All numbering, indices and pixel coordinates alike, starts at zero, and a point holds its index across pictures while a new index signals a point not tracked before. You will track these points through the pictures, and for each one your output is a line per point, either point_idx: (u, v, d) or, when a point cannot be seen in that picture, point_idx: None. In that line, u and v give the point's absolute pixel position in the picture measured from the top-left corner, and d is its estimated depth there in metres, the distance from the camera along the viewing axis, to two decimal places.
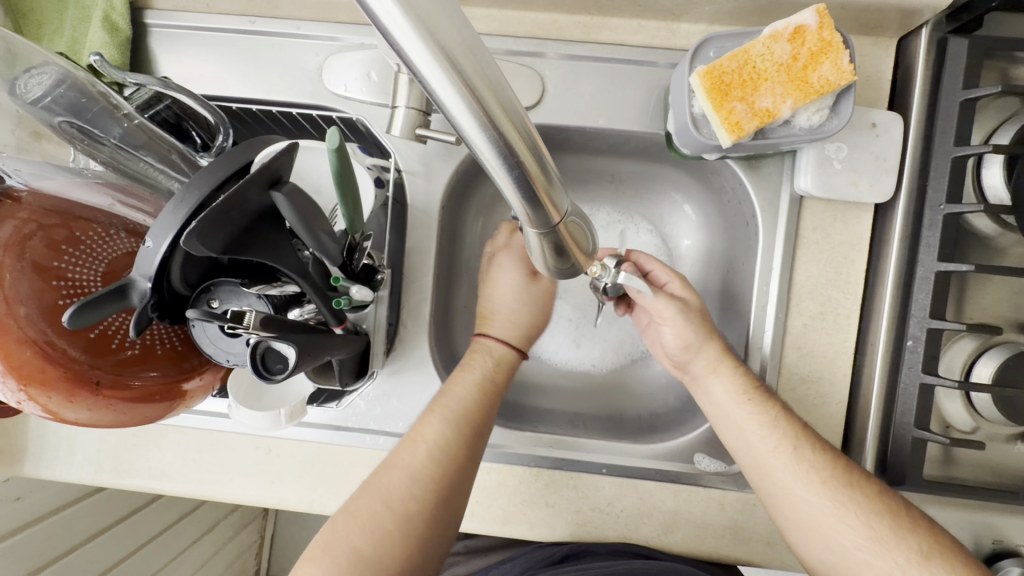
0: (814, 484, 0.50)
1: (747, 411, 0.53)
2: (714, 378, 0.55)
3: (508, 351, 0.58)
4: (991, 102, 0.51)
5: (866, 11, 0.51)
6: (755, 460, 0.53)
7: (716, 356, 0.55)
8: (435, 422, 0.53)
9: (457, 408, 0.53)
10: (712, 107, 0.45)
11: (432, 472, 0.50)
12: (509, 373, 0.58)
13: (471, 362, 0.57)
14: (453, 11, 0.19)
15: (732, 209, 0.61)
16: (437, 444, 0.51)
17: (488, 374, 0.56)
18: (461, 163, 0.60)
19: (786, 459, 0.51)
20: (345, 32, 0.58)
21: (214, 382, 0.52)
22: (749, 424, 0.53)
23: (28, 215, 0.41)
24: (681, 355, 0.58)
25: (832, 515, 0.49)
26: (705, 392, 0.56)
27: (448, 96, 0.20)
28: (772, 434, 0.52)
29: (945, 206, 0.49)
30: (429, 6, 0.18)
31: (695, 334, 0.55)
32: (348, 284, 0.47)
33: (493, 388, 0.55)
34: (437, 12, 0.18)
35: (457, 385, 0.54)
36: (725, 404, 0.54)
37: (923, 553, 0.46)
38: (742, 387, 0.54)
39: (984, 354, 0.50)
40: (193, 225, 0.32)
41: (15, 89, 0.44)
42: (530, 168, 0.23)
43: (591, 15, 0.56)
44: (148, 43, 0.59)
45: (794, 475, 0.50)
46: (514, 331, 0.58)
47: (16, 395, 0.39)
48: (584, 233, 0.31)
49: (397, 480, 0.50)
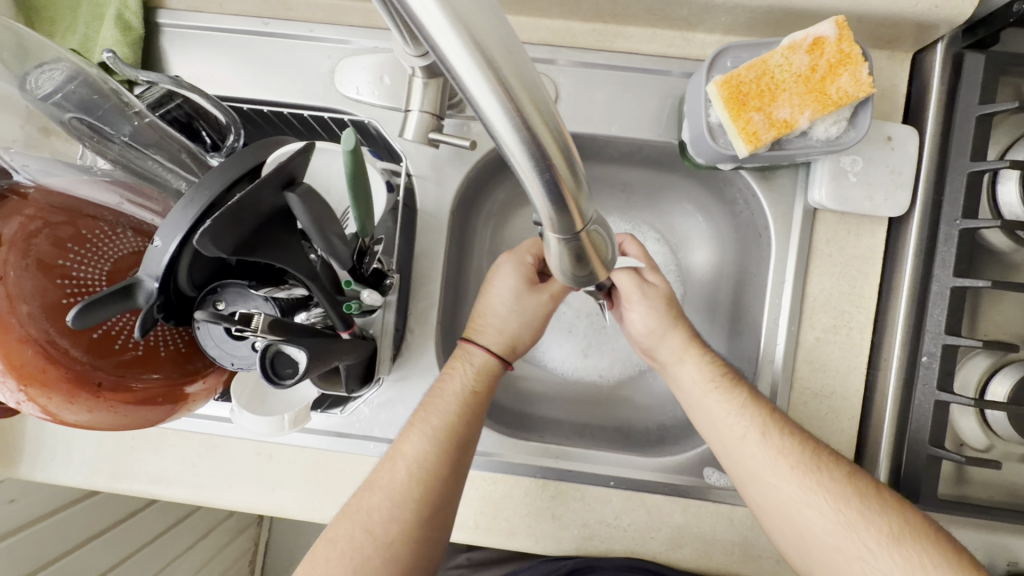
0: (782, 469, 0.49)
1: (715, 399, 0.53)
2: (681, 365, 0.55)
3: (491, 360, 0.55)
4: (1006, 118, 0.51)
5: (882, 25, 0.51)
6: (728, 450, 0.52)
7: (681, 344, 0.56)
8: (414, 439, 0.52)
9: (436, 423, 0.52)
10: (730, 117, 0.45)
11: (411, 492, 0.49)
12: (492, 383, 0.55)
13: (451, 369, 0.55)
14: (491, 9, 0.18)
15: (743, 219, 0.61)
16: (415, 462, 0.50)
17: (468, 386, 0.54)
18: (473, 168, 0.59)
19: (757, 443, 0.51)
20: (358, 36, 0.58)
21: (217, 385, 0.50)
22: (718, 412, 0.53)
23: (35, 212, 0.41)
24: (648, 341, 0.57)
25: (799, 500, 0.49)
26: (674, 380, 0.56)
27: (482, 94, 0.19)
28: (741, 421, 0.51)
29: (960, 220, 0.48)
30: (466, 2, 0.18)
31: (662, 320, 0.56)
32: (359, 288, 0.46)
33: (474, 398, 0.53)
34: (475, 8, 0.18)
35: (437, 397, 0.53)
36: (694, 393, 0.54)
37: (892, 535, 0.45)
38: (708, 374, 0.54)
39: (998, 371, 0.50)
40: (207, 224, 0.32)
41: (26, 84, 0.43)
42: (561, 172, 0.22)
43: (606, 24, 0.56)
44: (159, 43, 0.59)
45: (760, 461, 0.50)
46: (501, 339, 0.56)
47: (16, 395, 0.39)
48: (605, 242, 0.30)
49: (377, 502, 0.49)
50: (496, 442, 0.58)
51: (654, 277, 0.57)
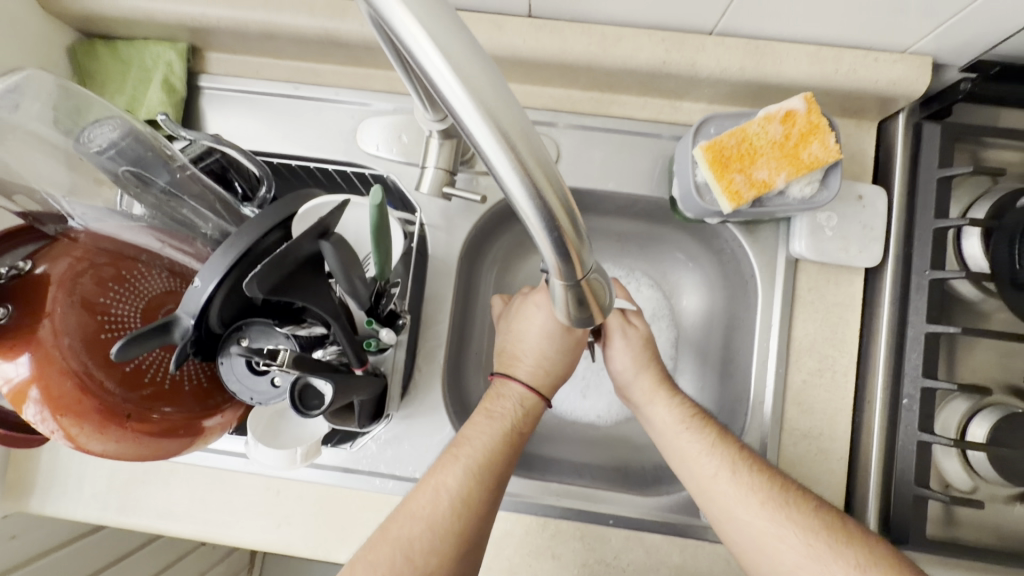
0: (753, 505, 0.51)
1: (686, 438, 0.56)
2: (652, 406, 0.59)
3: (535, 399, 0.58)
4: (965, 180, 0.56)
5: (848, 98, 0.57)
6: (700, 487, 0.54)
7: (652, 385, 0.59)
8: (456, 470, 0.52)
9: (480, 459, 0.53)
10: (714, 177, 0.50)
11: (452, 525, 0.50)
12: (533, 421, 0.58)
13: (494, 406, 0.57)
14: (515, 106, 0.23)
15: (730, 268, 0.65)
16: (459, 495, 0.51)
17: (514, 423, 0.56)
18: (481, 219, 0.64)
19: (728, 481, 0.53)
20: (380, 99, 0.64)
21: (233, 420, 0.52)
22: (690, 452, 0.55)
23: (82, 253, 0.45)
24: (622, 380, 0.61)
25: (771, 533, 0.50)
26: (647, 419, 0.59)
27: (502, 165, 0.24)
28: (710, 460, 0.54)
29: (929, 271, 0.53)
30: (496, 102, 0.23)
31: (636, 359, 0.60)
32: (378, 327, 0.50)
33: (517, 437, 0.56)
34: (503, 106, 0.23)
35: (482, 429, 0.55)
36: (665, 433, 0.57)
37: (859, 567, 0.46)
38: (679, 415, 0.57)
39: (977, 414, 0.52)
40: (256, 270, 0.36)
41: (82, 140, 0.48)
42: (565, 229, 0.26)
43: (602, 93, 0.62)
44: (198, 103, 0.65)
45: (731, 498, 0.52)
46: (544, 378, 0.59)
47: (50, 424, 0.41)
48: (603, 289, 0.34)
49: (419, 531, 0.49)
50: None
51: (637, 319, 0.62)
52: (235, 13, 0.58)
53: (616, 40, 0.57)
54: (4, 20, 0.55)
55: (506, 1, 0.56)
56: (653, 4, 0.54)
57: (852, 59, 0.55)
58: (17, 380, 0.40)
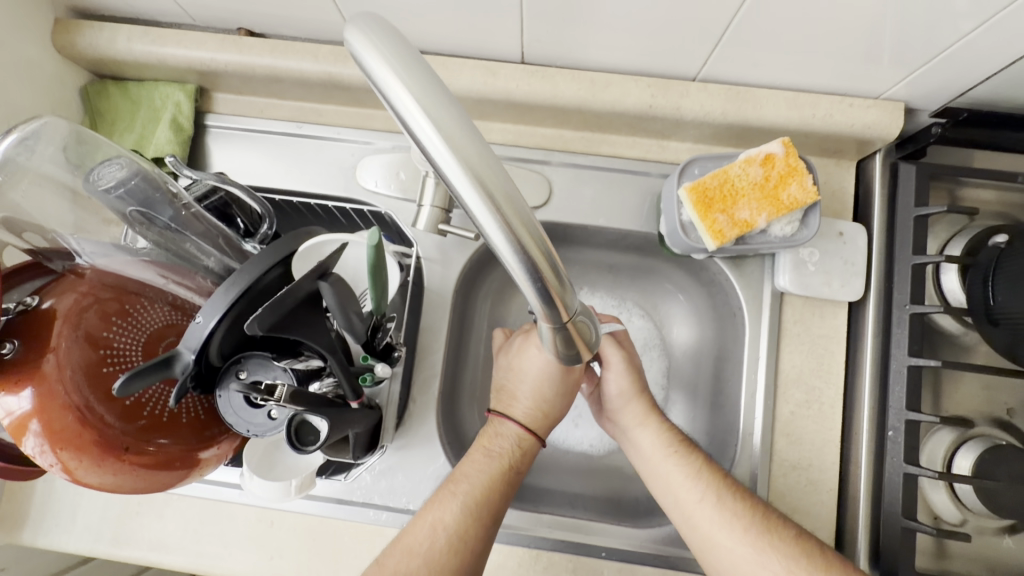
0: (736, 531, 0.52)
1: (672, 463, 0.56)
2: (641, 430, 0.59)
3: (529, 438, 0.58)
4: (942, 218, 0.59)
5: (827, 140, 0.60)
6: (684, 514, 0.55)
7: (642, 413, 0.59)
8: (453, 507, 0.53)
9: (478, 496, 0.54)
10: (699, 217, 0.52)
11: (448, 562, 0.51)
12: (527, 460, 0.59)
13: (489, 444, 0.58)
14: (500, 171, 0.25)
15: (719, 300, 0.67)
16: (457, 533, 0.52)
17: (511, 461, 0.57)
18: (476, 252, 0.66)
19: (711, 507, 0.54)
20: (379, 138, 0.67)
21: (229, 451, 0.53)
22: (675, 478, 0.56)
23: (88, 289, 0.46)
24: (614, 405, 0.61)
25: (751, 561, 0.51)
26: (633, 443, 0.59)
27: (488, 224, 0.26)
28: (695, 487, 0.55)
29: (910, 306, 0.54)
30: (483, 167, 0.25)
31: (632, 386, 0.60)
32: (373, 361, 0.52)
33: (514, 473, 0.56)
34: (489, 171, 0.25)
35: (481, 465, 0.55)
36: (653, 457, 0.58)
37: None
38: (667, 441, 0.57)
39: (962, 446, 0.53)
40: (258, 313, 0.38)
41: (91, 178, 0.50)
42: (548, 278, 0.28)
43: (592, 133, 0.65)
44: (204, 140, 0.67)
45: (715, 523, 0.53)
46: (537, 417, 0.59)
47: (49, 457, 0.42)
48: (590, 329, 0.35)
49: (416, 567, 0.50)
50: None
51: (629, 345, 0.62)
52: (243, 59, 0.61)
53: (604, 85, 0.60)
54: (22, 64, 0.57)
55: (501, 48, 0.60)
56: (638, 53, 0.58)
57: (828, 105, 0.58)
58: (18, 413, 0.41)
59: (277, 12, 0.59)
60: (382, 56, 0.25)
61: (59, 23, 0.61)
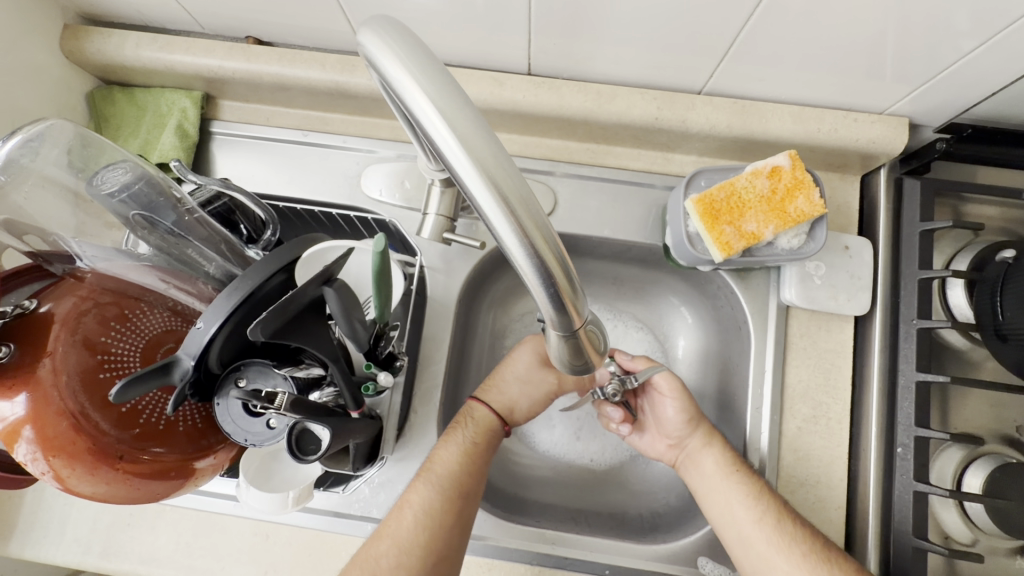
0: (793, 558, 0.52)
1: (734, 485, 0.56)
2: (705, 453, 0.59)
3: (490, 415, 0.60)
4: (947, 233, 0.59)
5: (831, 154, 0.61)
6: (741, 535, 0.54)
7: (706, 432, 0.60)
8: (422, 488, 0.55)
9: (442, 472, 0.55)
10: (705, 228, 0.52)
11: (418, 538, 0.52)
12: (490, 438, 0.60)
13: (454, 430, 0.59)
14: (518, 176, 0.25)
15: (724, 312, 0.66)
16: (422, 509, 0.53)
17: (469, 439, 0.58)
18: (480, 261, 0.66)
19: (769, 536, 0.53)
20: (385, 147, 0.67)
21: (225, 462, 0.52)
22: (731, 498, 0.55)
23: (88, 293, 0.46)
24: (673, 435, 0.62)
25: None
26: (693, 471, 0.59)
27: (503, 229, 0.25)
28: (750, 510, 0.54)
29: (917, 321, 0.54)
30: (500, 172, 0.25)
31: (691, 414, 0.60)
32: (376, 370, 0.52)
33: (476, 451, 0.58)
34: (507, 176, 0.25)
35: (442, 451, 0.57)
36: (714, 479, 0.57)
37: None
38: (728, 461, 0.57)
39: (971, 464, 0.52)
40: (263, 317, 0.37)
41: (93, 181, 0.49)
42: (561, 285, 0.27)
43: (597, 144, 0.65)
44: (209, 146, 0.67)
45: (770, 546, 0.53)
46: (500, 399, 0.62)
47: (41, 465, 0.40)
48: (599, 338, 0.34)
49: (385, 549, 0.51)
50: (484, 524, 0.59)
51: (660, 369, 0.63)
52: (251, 66, 0.61)
53: (610, 98, 0.60)
54: (30, 70, 0.58)
55: (508, 60, 0.60)
56: (644, 67, 0.58)
57: (833, 119, 0.59)
58: (11, 419, 0.39)
59: (285, 21, 0.59)
60: (399, 60, 0.26)
61: (68, 28, 0.61)
